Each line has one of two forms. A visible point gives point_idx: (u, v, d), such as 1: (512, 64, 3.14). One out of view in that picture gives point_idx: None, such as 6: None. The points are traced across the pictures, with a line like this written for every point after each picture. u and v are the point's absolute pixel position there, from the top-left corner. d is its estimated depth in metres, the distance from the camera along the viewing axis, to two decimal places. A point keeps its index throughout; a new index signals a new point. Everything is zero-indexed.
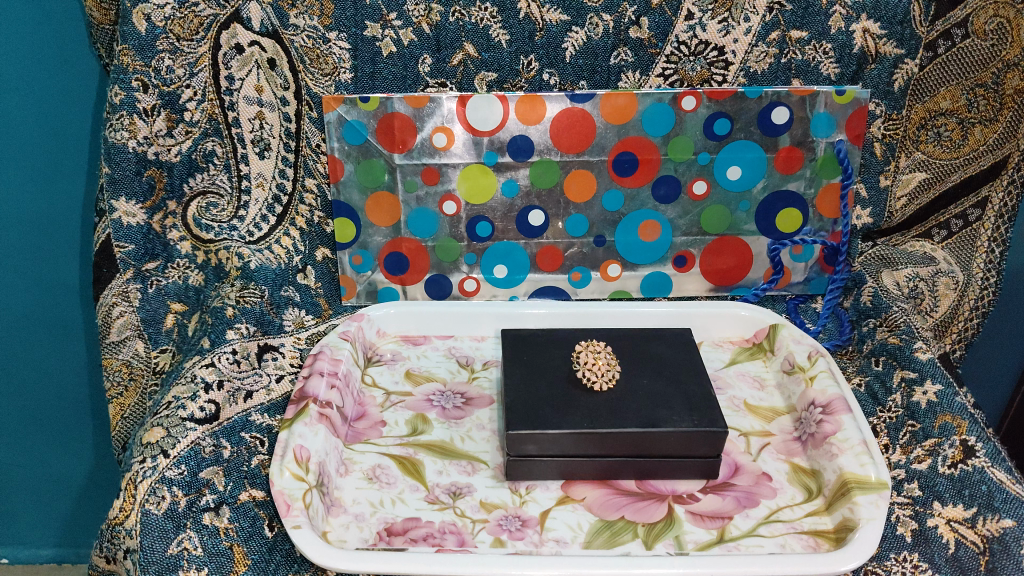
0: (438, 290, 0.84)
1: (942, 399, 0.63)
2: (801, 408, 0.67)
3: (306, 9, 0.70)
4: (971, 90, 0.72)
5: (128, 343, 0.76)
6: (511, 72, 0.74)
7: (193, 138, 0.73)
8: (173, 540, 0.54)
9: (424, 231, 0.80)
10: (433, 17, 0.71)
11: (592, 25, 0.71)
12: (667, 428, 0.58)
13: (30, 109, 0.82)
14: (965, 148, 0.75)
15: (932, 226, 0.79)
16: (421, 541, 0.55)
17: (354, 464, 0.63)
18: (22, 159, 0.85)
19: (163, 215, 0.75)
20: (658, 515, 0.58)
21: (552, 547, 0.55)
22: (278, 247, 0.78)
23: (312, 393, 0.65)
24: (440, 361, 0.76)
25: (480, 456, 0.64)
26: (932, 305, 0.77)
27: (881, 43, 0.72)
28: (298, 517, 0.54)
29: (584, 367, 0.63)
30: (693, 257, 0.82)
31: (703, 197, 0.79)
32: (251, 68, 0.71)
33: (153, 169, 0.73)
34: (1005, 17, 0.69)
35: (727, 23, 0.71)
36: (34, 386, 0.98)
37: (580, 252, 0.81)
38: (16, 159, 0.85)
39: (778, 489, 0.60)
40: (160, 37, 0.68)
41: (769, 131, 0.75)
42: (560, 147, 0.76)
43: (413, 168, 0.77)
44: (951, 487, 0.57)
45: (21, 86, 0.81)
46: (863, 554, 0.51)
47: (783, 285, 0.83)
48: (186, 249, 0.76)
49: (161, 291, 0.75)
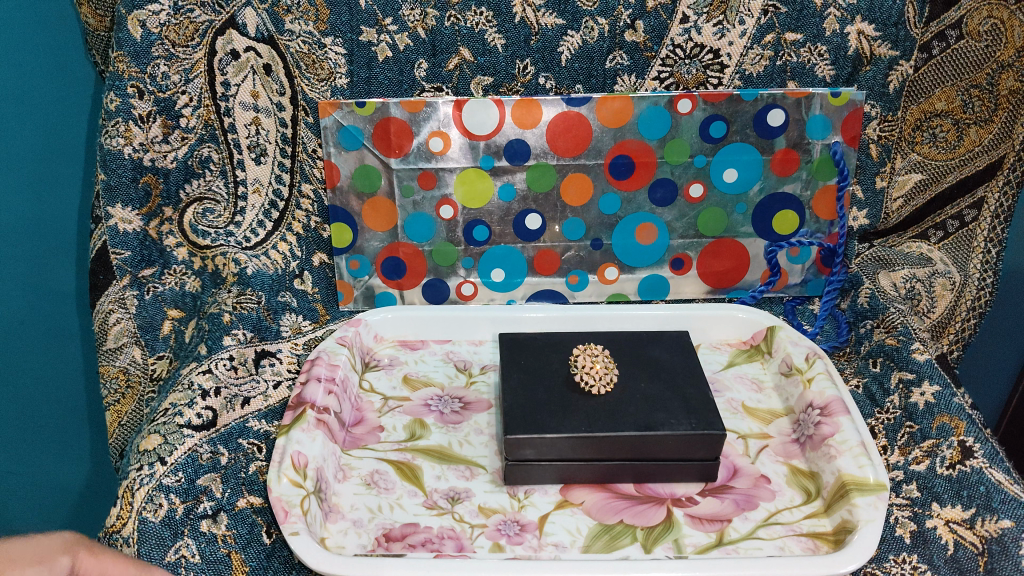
0: (435, 294, 0.84)
1: (939, 400, 0.63)
2: (799, 410, 0.67)
3: (301, 15, 0.70)
4: (966, 90, 0.73)
5: (125, 350, 0.75)
6: (507, 76, 0.74)
7: (188, 145, 0.73)
8: (170, 548, 0.53)
9: (421, 237, 0.80)
10: (428, 22, 0.71)
11: (586, 28, 0.71)
12: (665, 431, 0.58)
13: (23, 107, 0.77)
14: (960, 149, 0.75)
15: (929, 227, 0.80)
16: (421, 547, 0.55)
17: (352, 469, 0.63)
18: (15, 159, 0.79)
19: (160, 221, 0.74)
20: (657, 519, 0.58)
21: (552, 551, 0.55)
22: (275, 253, 0.79)
23: (310, 398, 0.64)
24: (438, 365, 0.76)
25: (479, 461, 0.64)
26: (928, 306, 0.79)
27: (875, 45, 0.72)
28: (297, 524, 0.53)
29: (582, 371, 0.63)
30: (690, 260, 0.82)
31: (700, 200, 0.79)
32: (247, 74, 0.71)
33: (149, 175, 0.72)
34: (1000, 18, 0.69)
35: (721, 26, 0.71)
36: (21, 401, 0.91)
37: (578, 255, 0.82)
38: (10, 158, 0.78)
39: (777, 491, 0.61)
40: (154, 43, 0.68)
41: (765, 133, 0.75)
42: (556, 151, 0.76)
43: (410, 172, 0.77)
44: (949, 489, 0.57)
45: (14, 84, 0.76)
46: (863, 555, 0.51)
47: (781, 287, 0.83)
48: (182, 255, 0.76)
49: (158, 297, 0.75)
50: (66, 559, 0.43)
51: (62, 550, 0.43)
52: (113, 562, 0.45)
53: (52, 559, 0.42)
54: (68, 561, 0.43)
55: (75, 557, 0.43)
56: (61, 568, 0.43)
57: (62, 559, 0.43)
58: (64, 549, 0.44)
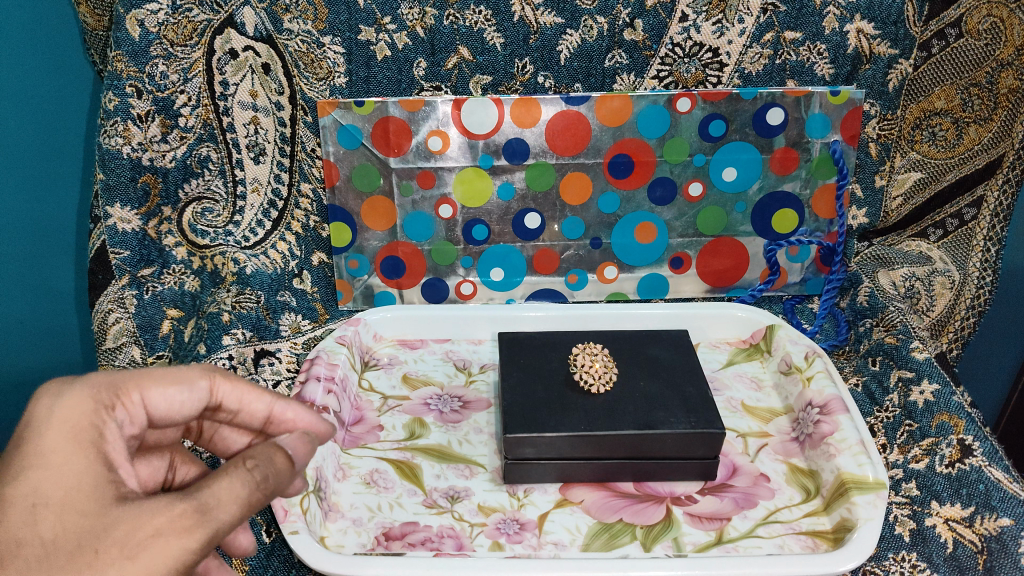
0: (434, 294, 0.84)
1: (939, 398, 0.63)
2: (798, 408, 0.67)
3: (300, 14, 0.70)
4: (966, 89, 0.72)
5: (124, 350, 0.70)
6: (506, 75, 0.74)
7: (187, 144, 0.72)
8: None
9: (420, 236, 0.80)
10: (427, 21, 0.71)
11: (586, 27, 0.71)
12: (664, 429, 0.58)
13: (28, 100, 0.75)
14: (959, 147, 0.75)
15: (928, 226, 0.80)
16: (421, 546, 0.56)
17: (351, 468, 0.63)
18: (25, 153, 0.76)
19: (159, 220, 0.72)
20: (656, 517, 0.58)
21: (551, 549, 0.55)
22: (274, 252, 0.79)
23: (310, 397, 0.64)
24: (437, 364, 0.76)
25: (478, 460, 0.64)
26: (927, 304, 0.78)
27: (875, 44, 0.72)
28: (296, 523, 0.53)
29: (581, 370, 0.63)
30: (690, 259, 0.82)
31: (699, 199, 0.79)
32: (246, 73, 0.71)
33: (148, 174, 0.70)
34: (999, 17, 0.69)
35: (721, 24, 0.71)
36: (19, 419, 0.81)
37: (577, 254, 0.82)
38: (20, 151, 0.75)
39: (776, 489, 0.61)
40: (153, 42, 0.67)
41: (764, 132, 0.75)
42: (555, 150, 0.76)
43: (408, 171, 0.77)
44: (949, 487, 0.57)
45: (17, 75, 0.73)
46: (861, 554, 0.51)
47: (780, 286, 0.83)
48: (181, 255, 0.74)
49: (157, 297, 0.72)
50: (204, 384, 0.45)
51: (202, 374, 0.45)
52: (248, 389, 0.46)
53: (192, 383, 0.44)
54: (207, 385, 0.45)
55: (212, 382, 0.45)
56: (201, 392, 0.44)
57: (201, 383, 0.44)
58: (204, 373, 0.45)
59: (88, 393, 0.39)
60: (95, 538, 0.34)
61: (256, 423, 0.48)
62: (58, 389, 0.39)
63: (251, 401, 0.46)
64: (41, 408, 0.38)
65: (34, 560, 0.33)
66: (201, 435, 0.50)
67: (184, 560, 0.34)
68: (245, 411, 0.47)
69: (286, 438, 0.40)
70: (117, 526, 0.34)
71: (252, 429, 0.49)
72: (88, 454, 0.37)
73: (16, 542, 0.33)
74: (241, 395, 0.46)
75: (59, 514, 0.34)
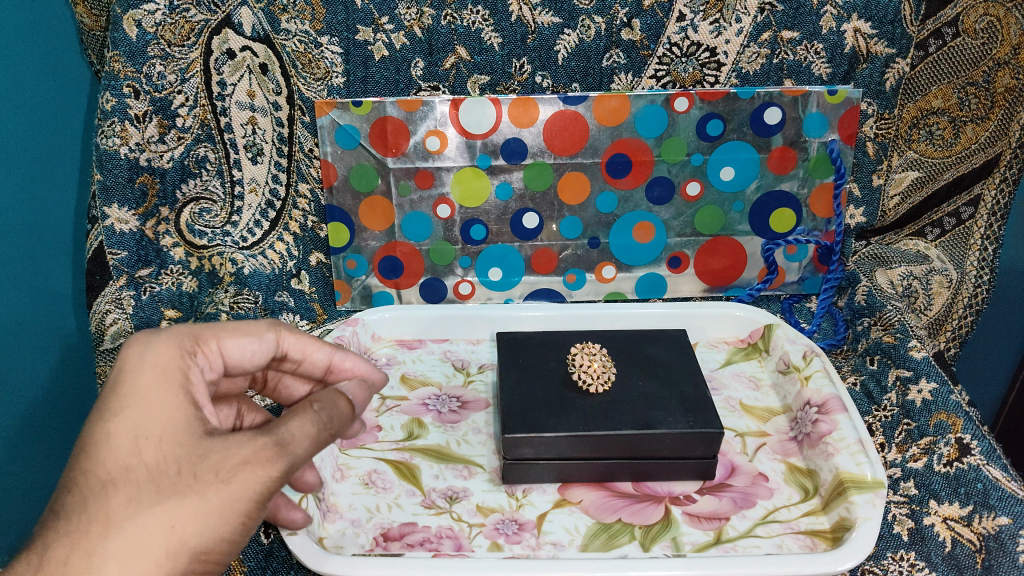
0: (432, 294, 0.84)
1: (937, 397, 0.63)
2: (796, 408, 0.67)
3: (297, 14, 0.70)
4: (963, 88, 0.73)
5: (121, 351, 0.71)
6: (504, 75, 0.74)
7: (185, 144, 0.72)
8: None
9: (418, 235, 0.80)
10: (425, 21, 0.71)
11: (583, 27, 0.71)
12: (662, 429, 0.58)
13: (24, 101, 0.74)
14: (956, 147, 0.75)
15: (925, 225, 0.80)
16: (419, 546, 0.55)
17: (350, 469, 0.63)
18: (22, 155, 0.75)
19: (156, 221, 0.72)
20: (655, 517, 0.58)
21: (550, 549, 0.55)
22: (272, 252, 0.78)
23: None
24: (435, 365, 0.76)
25: (476, 460, 0.64)
26: (925, 303, 0.78)
27: (871, 43, 0.72)
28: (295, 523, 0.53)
29: (579, 370, 0.63)
30: (688, 258, 0.82)
31: (697, 197, 0.79)
32: (243, 73, 0.71)
33: (145, 175, 0.70)
34: (996, 16, 0.69)
35: (719, 24, 0.71)
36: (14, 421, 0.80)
37: (575, 254, 0.82)
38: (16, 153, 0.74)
39: (775, 489, 0.61)
40: (150, 42, 0.67)
41: (761, 131, 0.75)
42: (553, 150, 0.76)
43: (406, 171, 0.77)
44: (947, 486, 0.57)
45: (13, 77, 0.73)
46: (860, 553, 0.51)
47: (778, 285, 0.84)
48: (179, 256, 0.74)
49: (155, 297, 0.72)
50: (271, 336, 0.51)
51: (268, 327, 0.51)
52: (309, 341, 0.52)
53: (262, 334, 0.50)
54: (273, 336, 0.51)
55: (278, 335, 0.51)
56: (269, 342, 0.50)
57: (269, 335, 0.51)
58: (270, 326, 0.51)
59: (172, 341, 0.44)
60: (193, 464, 0.38)
61: (317, 371, 0.54)
62: (146, 339, 0.44)
63: (313, 351, 0.53)
64: (133, 355, 0.42)
65: (142, 482, 0.37)
66: (266, 384, 0.56)
67: (267, 487, 0.39)
68: (307, 361, 0.53)
69: (348, 386, 0.47)
70: (210, 455, 0.39)
71: (312, 377, 0.55)
72: (176, 393, 0.41)
73: (125, 467, 0.38)
74: (303, 346, 0.52)
75: (158, 444, 0.39)
